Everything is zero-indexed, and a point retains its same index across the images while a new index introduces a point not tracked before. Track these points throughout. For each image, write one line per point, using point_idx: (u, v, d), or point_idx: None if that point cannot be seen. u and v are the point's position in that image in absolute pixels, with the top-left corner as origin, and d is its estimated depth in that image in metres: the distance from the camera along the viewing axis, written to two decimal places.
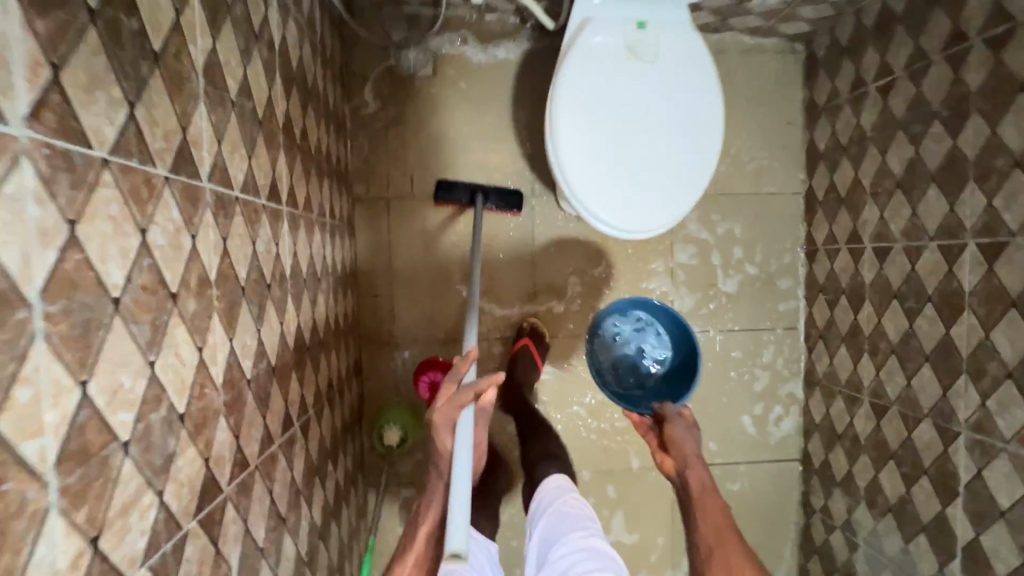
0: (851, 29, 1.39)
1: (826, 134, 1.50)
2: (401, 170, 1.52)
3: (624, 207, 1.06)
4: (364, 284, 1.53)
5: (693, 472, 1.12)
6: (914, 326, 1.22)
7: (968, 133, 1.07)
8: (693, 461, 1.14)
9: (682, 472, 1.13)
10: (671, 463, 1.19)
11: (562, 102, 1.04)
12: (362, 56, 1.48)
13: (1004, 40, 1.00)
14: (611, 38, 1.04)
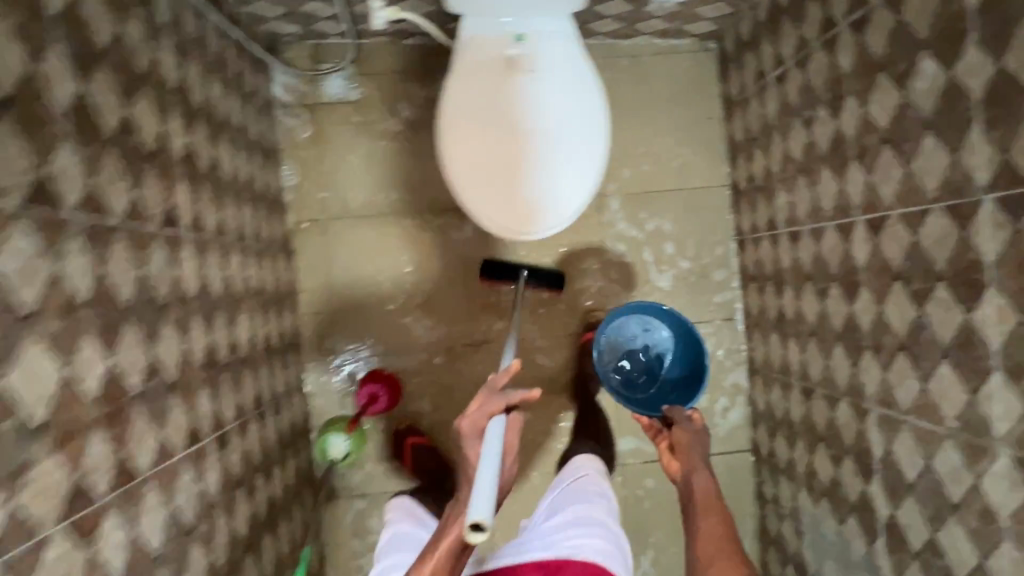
0: (749, 25, 1.44)
1: (742, 127, 1.54)
2: (334, 192, 1.59)
3: (514, 208, 1.12)
4: (305, 304, 1.59)
5: (698, 478, 1.18)
6: (825, 306, 1.23)
7: (846, 115, 1.11)
8: (698, 463, 1.21)
9: (688, 476, 1.19)
10: (678, 466, 1.26)
11: (448, 114, 1.12)
12: (291, 87, 1.57)
13: (863, 23, 1.04)
14: (492, 53, 1.12)
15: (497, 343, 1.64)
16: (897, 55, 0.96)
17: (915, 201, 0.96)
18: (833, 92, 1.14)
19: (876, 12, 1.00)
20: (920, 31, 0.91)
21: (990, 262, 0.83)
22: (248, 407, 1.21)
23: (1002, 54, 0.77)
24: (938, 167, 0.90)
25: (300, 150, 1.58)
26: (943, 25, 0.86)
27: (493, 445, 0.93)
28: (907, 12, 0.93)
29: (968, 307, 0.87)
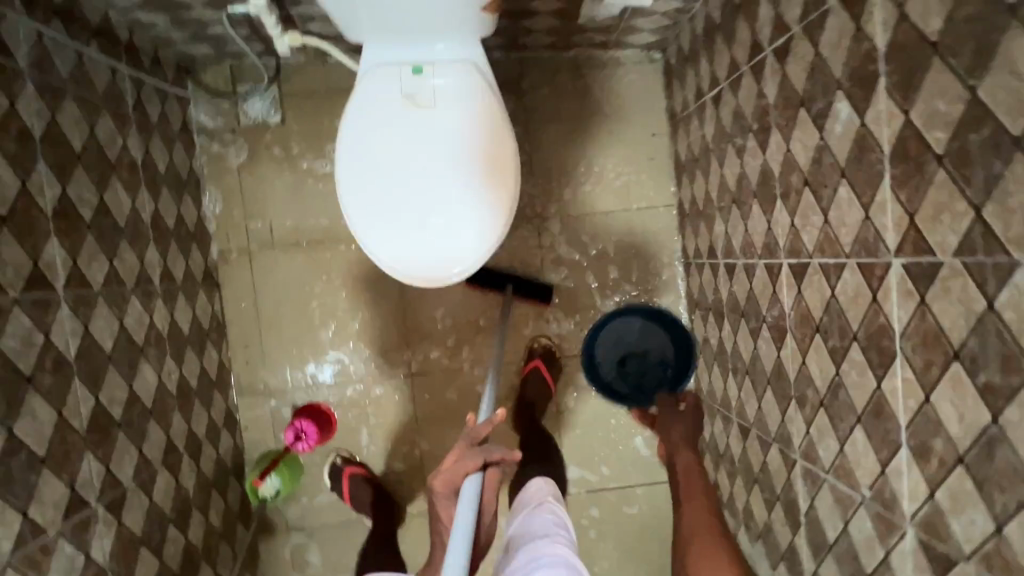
0: (688, 38, 1.35)
1: (685, 146, 1.46)
2: (260, 220, 1.53)
3: (417, 252, 1.03)
4: (234, 337, 1.54)
5: (681, 458, 1.17)
6: (758, 346, 1.17)
7: (772, 149, 1.03)
8: (681, 446, 1.20)
9: (671, 458, 1.19)
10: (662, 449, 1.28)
11: (343, 153, 1.05)
12: (210, 110, 1.49)
13: (785, 51, 0.95)
14: (389, 87, 1.04)
15: (436, 372, 1.59)
16: (815, 91, 0.88)
17: (832, 252, 0.88)
18: (761, 122, 1.05)
19: (796, 41, 0.91)
20: (835, 68, 0.82)
21: (897, 330, 0.76)
22: (155, 459, 1.17)
23: (909, 105, 0.69)
24: (852, 219, 0.83)
25: (223, 177, 1.51)
26: (856, 65, 0.78)
27: (470, 501, 0.95)
28: (824, 46, 0.84)
29: (879, 373, 0.81)
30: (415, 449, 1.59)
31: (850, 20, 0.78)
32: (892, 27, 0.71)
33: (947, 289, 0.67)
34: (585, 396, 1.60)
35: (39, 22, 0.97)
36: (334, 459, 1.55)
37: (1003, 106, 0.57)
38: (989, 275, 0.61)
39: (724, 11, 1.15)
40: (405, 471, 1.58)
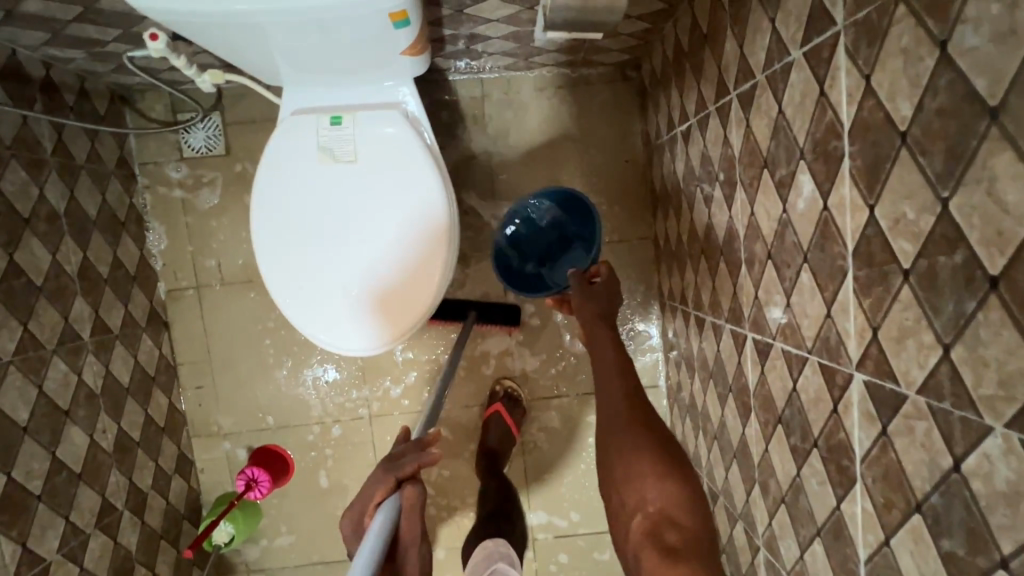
0: (660, 60, 1.20)
1: (659, 176, 1.32)
2: (207, 257, 1.45)
3: (339, 323, 0.96)
4: (186, 377, 1.48)
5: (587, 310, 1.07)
6: (726, 413, 1.06)
7: (737, 207, 0.90)
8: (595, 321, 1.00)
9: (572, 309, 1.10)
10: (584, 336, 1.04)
11: (260, 219, 0.96)
12: (149, 142, 1.41)
13: (750, 100, 0.81)
14: (305, 141, 0.94)
15: (395, 415, 1.50)
16: (778, 154, 0.75)
17: (794, 341, 0.77)
18: (727, 172, 0.92)
19: (760, 91, 0.78)
20: (798, 134, 0.69)
21: (857, 453, 0.65)
22: (87, 523, 1.12)
23: (875, 200, 0.57)
24: (815, 312, 0.70)
25: (168, 211, 1.43)
26: (819, 136, 0.65)
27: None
28: (786, 104, 0.71)
29: (839, 493, 0.70)
30: None
31: (813, 82, 0.65)
32: (857, 101, 0.58)
33: (910, 429, 0.56)
34: (553, 438, 1.51)
35: None
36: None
37: (978, 233, 0.45)
38: (956, 433, 0.50)
39: (691, 38, 1.01)
40: None
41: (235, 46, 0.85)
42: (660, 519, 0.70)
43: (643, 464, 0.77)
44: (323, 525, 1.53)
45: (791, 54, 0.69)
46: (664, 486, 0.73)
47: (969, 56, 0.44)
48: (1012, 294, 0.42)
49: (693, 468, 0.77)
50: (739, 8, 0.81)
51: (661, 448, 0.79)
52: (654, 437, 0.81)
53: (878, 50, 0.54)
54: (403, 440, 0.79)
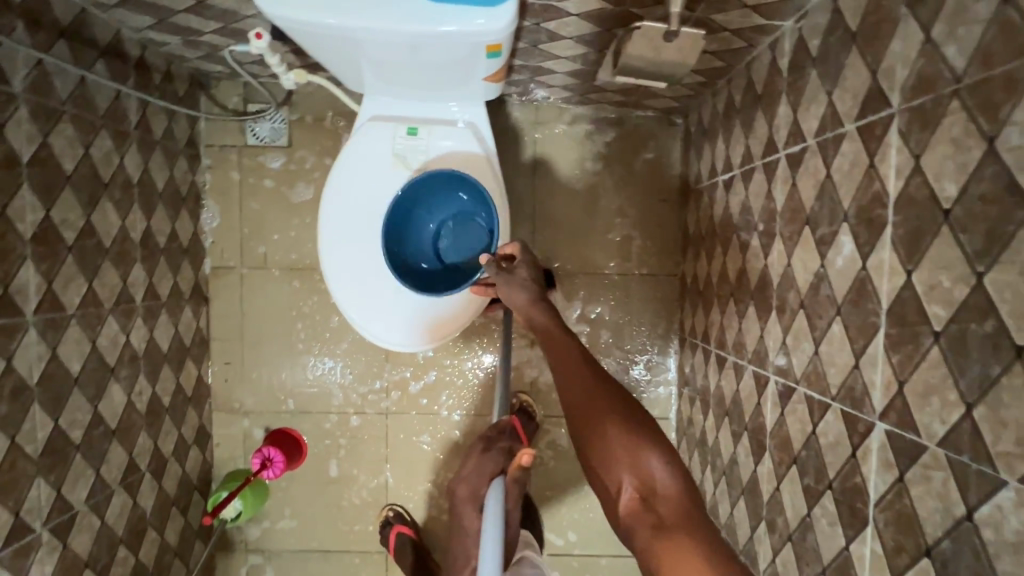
0: (709, 111, 1.28)
1: (694, 218, 1.39)
2: (256, 240, 1.51)
3: (399, 324, 1.02)
4: (217, 352, 1.54)
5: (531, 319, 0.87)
6: (737, 450, 1.11)
7: (772, 257, 0.97)
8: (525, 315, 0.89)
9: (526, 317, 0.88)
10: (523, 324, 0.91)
11: (329, 211, 1.02)
12: (218, 128, 1.49)
13: (798, 160, 0.89)
14: (382, 146, 1.02)
15: (410, 415, 1.55)
16: (822, 214, 0.81)
17: (818, 388, 0.82)
18: (766, 223, 0.99)
19: (809, 154, 0.85)
20: (844, 198, 0.76)
21: (871, 498, 0.70)
22: (113, 479, 1.16)
23: (913, 266, 0.63)
24: (842, 361, 0.76)
25: (224, 192, 1.50)
26: (864, 203, 0.72)
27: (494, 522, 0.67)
28: (835, 169, 0.78)
29: (849, 534, 0.75)
30: (381, 486, 1.56)
31: (864, 153, 0.72)
32: (905, 176, 0.64)
33: (927, 478, 0.61)
34: (561, 456, 1.55)
35: (40, 49, 0.96)
36: (386, 512, 1.54)
37: (1009, 307, 0.51)
38: (971, 484, 0.55)
39: (745, 97, 1.09)
40: (369, 508, 1.56)
41: (335, 56, 0.92)
42: (643, 496, 0.64)
43: (622, 443, 0.67)
44: (326, 514, 1.56)
45: (845, 125, 0.76)
46: (659, 465, 0.65)
47: (1015, 152, 0.51)
48: None
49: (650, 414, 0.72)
50: (797, 77, 0.89)
51: (633, 416, 0.70)
52: (608, 393, 0.73)
53: (931, 135, 0.61)
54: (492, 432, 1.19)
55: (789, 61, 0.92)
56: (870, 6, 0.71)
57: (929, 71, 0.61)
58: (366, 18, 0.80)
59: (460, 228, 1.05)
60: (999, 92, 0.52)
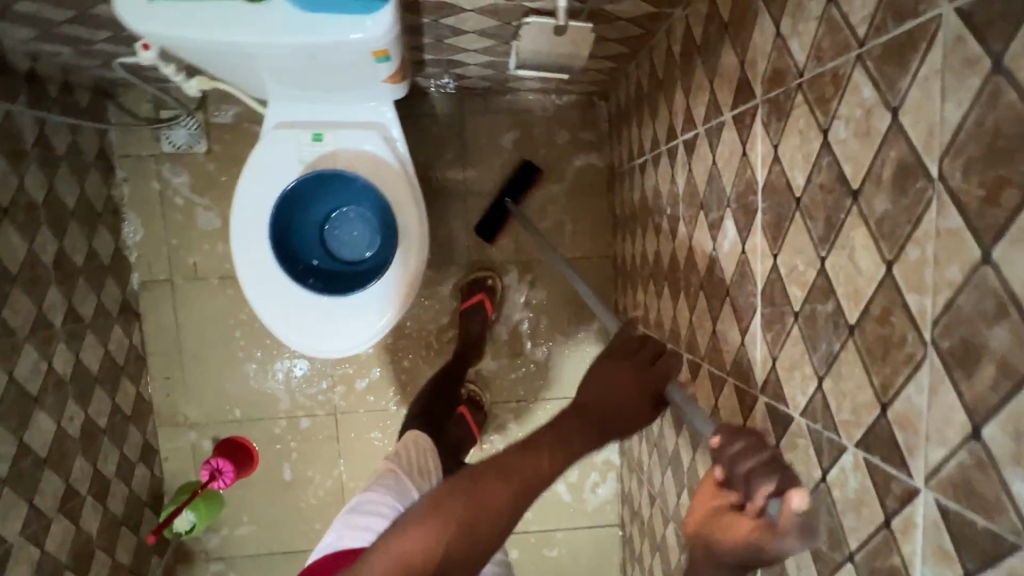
0: (624, 95, 1.30)
1: (620, 200, 1.42)
2: (184, 252, 1.48)
3: (323, 333, 1.01)
4: (155, 367, 1.51)
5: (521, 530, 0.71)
6: (664, 423, 1.17)
7: (680, 240, 1.00)
8: None
9: None
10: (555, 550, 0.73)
11: (241, 225, 0.99)
12: (132, 137, 1.43)
13: (692, 147, 0.92)
14: (288, 154, 0.99)
15: (360, 412, 1.57)
16: (711, 198, 0.85)
17: (717, 363, 0.87)
18: (672, 208, 1.03)
19: (700, 141, 0.88)
20: (726, 184, 0.80)
21: None
22: (50, 508, 1.15)
23: (777, 250, 0.67)
24: (733, 339, 0.81)
25: (145, 204, 1.46)
26: (741, 189, 0.75)
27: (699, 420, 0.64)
28: (719, 156, 0.82)
29: None
30: (338, 484, 1.58)
31: (738, 141, 0.75)
32: (768, 165, 0.68)
33: (794, 445, 0.66)
34: (511, 439, 1.60)
35: None
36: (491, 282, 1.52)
37: (842, 289, 0.55)
38: (824, 450, 0.60)
39: (649, 83, 1.11)
40: (327, 507, 1.58)
41: (225, 64, 0.88)
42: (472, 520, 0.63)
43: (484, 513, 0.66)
44: (285, 516, 1.58)
45: (724, 114, 0.79)
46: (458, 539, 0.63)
47: (842, 145, 0.54)
48: (863, 341, 0.53)
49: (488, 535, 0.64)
50: (687, 65, 0.92)
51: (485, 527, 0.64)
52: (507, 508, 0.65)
53: (784, 126, 0.64)
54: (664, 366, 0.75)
55: (680, 49, 0.94)
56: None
57: (780, 64, 0.64)
58: (237, 32, 0.74)
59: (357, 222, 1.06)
60: (828, 87, 0.56)
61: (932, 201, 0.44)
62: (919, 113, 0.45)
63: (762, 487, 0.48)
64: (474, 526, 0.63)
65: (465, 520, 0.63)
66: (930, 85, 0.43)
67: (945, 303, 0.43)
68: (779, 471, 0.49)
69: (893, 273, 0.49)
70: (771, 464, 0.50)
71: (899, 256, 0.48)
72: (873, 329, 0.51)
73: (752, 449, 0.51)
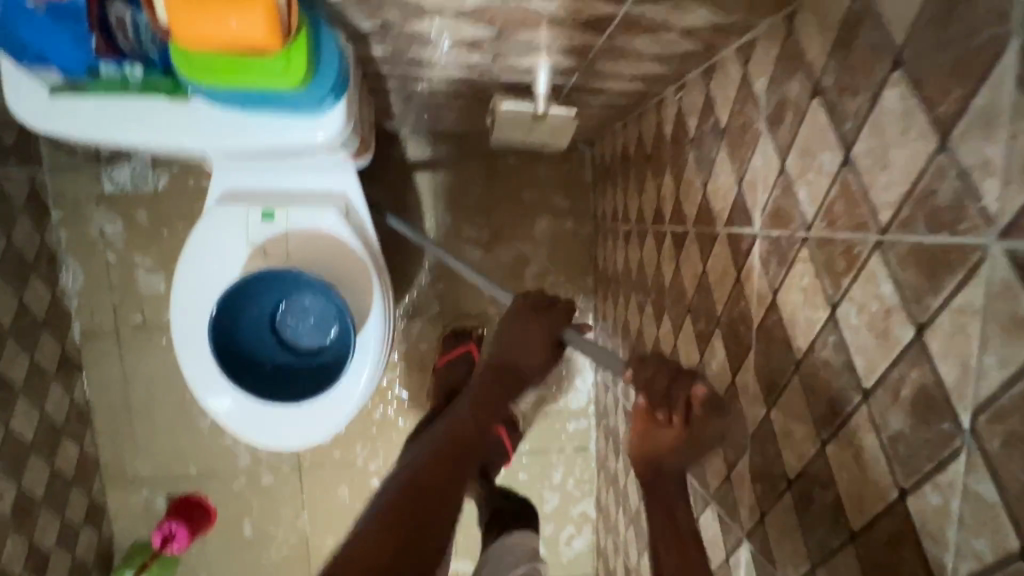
0: (609, 149, 1.21)
1: (603, 255, 1.34)
2: (131, 301, 1.36)
3: (282, 430, 0.92)
4: (101, 422, 1.40)
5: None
6: (643, 504, 1.12)
7: (664, 332, 0.93)
8: None
9: None
10: None
11: (184, 312, 0.90)
12: (68, 176, 1.30)
13: (681, 241, 0.85)
14: (234, 233, 0.89)
15: (325, 466, 1.48)
16: (700, 307, 0.78)
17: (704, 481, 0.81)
18: (657, 295, 0.96)
19: (689, 241, 0.81)
20: (717, 302, 0.73)
21: None
22: None
23: (772, 404, 0.60)
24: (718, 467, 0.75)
25: (87, 249, 1.33)
26: (732, 316, 0.68)
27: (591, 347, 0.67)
28: (710, 269, 0.74)
29: None
30: (302, 541, 1.49)
31: (731, 264, 0.68)
32: (764, 307, 0.61)
33: None
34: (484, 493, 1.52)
35: None
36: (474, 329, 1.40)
37: (845, 487, 0.49)
38: None
39: (637, 150, 1.02)
40: (291, 564, 1.49)
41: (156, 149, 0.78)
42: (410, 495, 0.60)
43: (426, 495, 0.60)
44: (245, 574, 1.48)
45: (717, 226, 0.72)
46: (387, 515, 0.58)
47: (852, 331, 0.48)
48: (867, 553, 0.47)
49: (435, 521, 0.58)
50: (678, 152, 0.84)
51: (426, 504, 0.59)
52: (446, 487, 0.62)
53: (785, 274, 0.57)
54: (547, 318, 0.75)
55: (671, 130, 0.86)
56: (736, 106, 0.66)
57: (784, 205, 0.57)
58: (153, 131, 0.64)
59: (312, 309, 0.95)
60: (840, 259, 0.49)
61: (960, 453, 0.38)
62: (949, 346, 0.38)
63: (688, 395, 0.57)
64: (427, 502, 0.59)
65: (411, 511, 0.58)
66: (966, 323, 0.37)
67: (969, 571, 0.38)
68: (685, 380, 0.58)
69: (907, 503, 0.43)
70: (676, 378, 0.58)
71: (915, 488, 0.42)
72: (881, 549, 0.46)
73: (657, 373, 0.59)
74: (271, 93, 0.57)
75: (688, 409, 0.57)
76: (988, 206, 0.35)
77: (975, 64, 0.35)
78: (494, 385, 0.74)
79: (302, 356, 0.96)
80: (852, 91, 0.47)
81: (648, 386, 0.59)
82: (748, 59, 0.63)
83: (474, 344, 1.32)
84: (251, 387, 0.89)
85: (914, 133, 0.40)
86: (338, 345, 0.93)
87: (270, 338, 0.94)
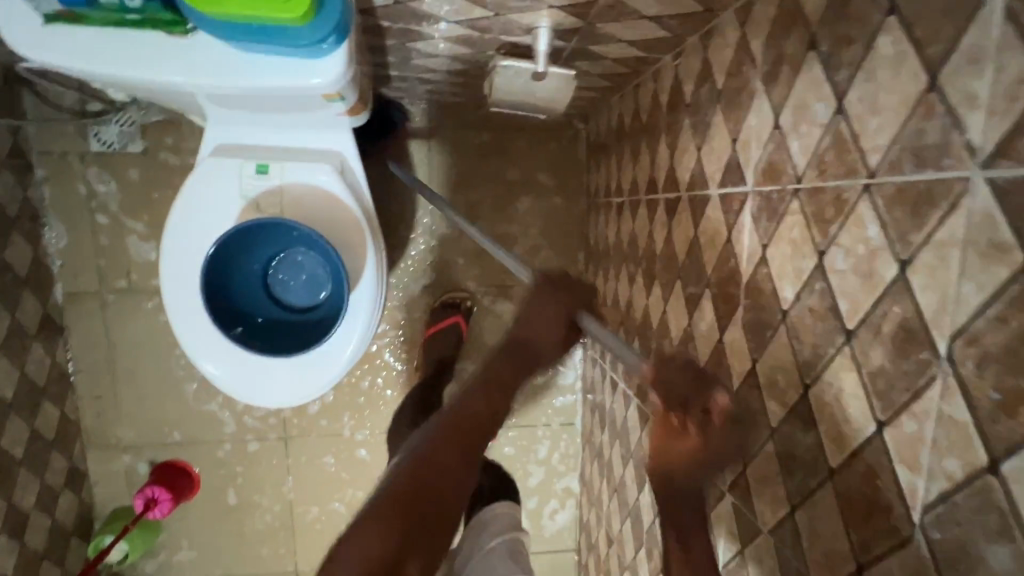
0: (605, 124, 1.22)
1: (594, 231, 1.35)
2: (117, 263, 1.34)
3: (269, 386, 0.92)
4: (83, 385, 1.38)
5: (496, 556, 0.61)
6: (627, 472, 1.14)
7: (654, 299, 0.95)
8: None
9: None
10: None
11: (174, 264, 0.89)
12: (53, 133, 1.27)
13: (673, 208, 0.86)
14: (227, 187, 0.88)
15: (312, 436, 1.47)
16: (691, 271, 0.80)
17: None
18: (648, 264, 0.98)
19: (682, 206, 0.82)
20: (707, 263, 0.74)
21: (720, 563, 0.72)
22: None
23: (758, 356, 0.62)
24: None
25: (71, 208, 1.31)
26: (722, 275, 0.70)
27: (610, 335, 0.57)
28: (701, 232, 0.76)
29: None
30: (286, 510, 1.49)
31: (723, 224, 0.70)
32: (754, 262, 0.63)
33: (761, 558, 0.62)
34: None
35: None
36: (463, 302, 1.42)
37: (825, 428, 0.51)
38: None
39: (632, 122, 1.03)
40: (275, 533, 1.49)
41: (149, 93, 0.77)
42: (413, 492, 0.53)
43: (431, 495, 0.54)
44: (227, 542, 1.48)
45: (710, 188, 0.73)
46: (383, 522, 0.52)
47: (838, 276, 0.49)
48: (844, 489, 0.49)
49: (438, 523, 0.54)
50: (673, 120, 0.85)
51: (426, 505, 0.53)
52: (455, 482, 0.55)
53: (775, 228, 0.58)
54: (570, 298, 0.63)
55: (667, 98, 0.87)
56: (733, 68, 0.67)
57: (776, 159, 0.58)
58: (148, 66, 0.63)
59: (305, 266, 0.96)
60: (830, 206, 0.50)
61: (936, 380, 0.40)
62: (930, 279, 0.40)
63: (710, 405, 0.49)
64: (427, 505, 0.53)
65: (413, 514, 0.53)
66: (946, 253, 0.38)
67: (940, 492, 0.40)
68: (707, 387, 0.49)
69: (884, 435, 0.45)
70: (698, 379, 0.50)
71: (892, 420, 0.44)
72: (857, 482, 0.48)
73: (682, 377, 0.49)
74: (271, 26, 0.59)
75: (705, 415, 0.49)
76: (973, 139, 0.36)
77: (965, 3, 0.37)
78: (504, 361, 0.62)
79: (294, 314, 0.96)
80: (848, 41, 0.48)
81: (666, 381, 0.49)
82: (746, 20, 0.64)
83: (460, 316, 1.34)
84: (240, 338, 0.89)
85: (905, 75, 0.42)
86: (329, 302, 0.94)
87: (263, 294, 0.95)
